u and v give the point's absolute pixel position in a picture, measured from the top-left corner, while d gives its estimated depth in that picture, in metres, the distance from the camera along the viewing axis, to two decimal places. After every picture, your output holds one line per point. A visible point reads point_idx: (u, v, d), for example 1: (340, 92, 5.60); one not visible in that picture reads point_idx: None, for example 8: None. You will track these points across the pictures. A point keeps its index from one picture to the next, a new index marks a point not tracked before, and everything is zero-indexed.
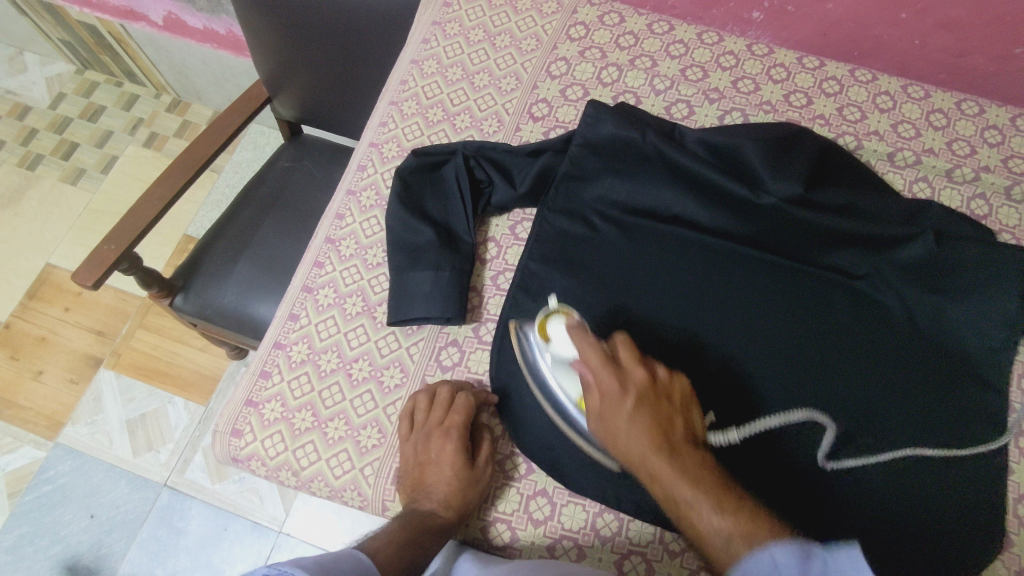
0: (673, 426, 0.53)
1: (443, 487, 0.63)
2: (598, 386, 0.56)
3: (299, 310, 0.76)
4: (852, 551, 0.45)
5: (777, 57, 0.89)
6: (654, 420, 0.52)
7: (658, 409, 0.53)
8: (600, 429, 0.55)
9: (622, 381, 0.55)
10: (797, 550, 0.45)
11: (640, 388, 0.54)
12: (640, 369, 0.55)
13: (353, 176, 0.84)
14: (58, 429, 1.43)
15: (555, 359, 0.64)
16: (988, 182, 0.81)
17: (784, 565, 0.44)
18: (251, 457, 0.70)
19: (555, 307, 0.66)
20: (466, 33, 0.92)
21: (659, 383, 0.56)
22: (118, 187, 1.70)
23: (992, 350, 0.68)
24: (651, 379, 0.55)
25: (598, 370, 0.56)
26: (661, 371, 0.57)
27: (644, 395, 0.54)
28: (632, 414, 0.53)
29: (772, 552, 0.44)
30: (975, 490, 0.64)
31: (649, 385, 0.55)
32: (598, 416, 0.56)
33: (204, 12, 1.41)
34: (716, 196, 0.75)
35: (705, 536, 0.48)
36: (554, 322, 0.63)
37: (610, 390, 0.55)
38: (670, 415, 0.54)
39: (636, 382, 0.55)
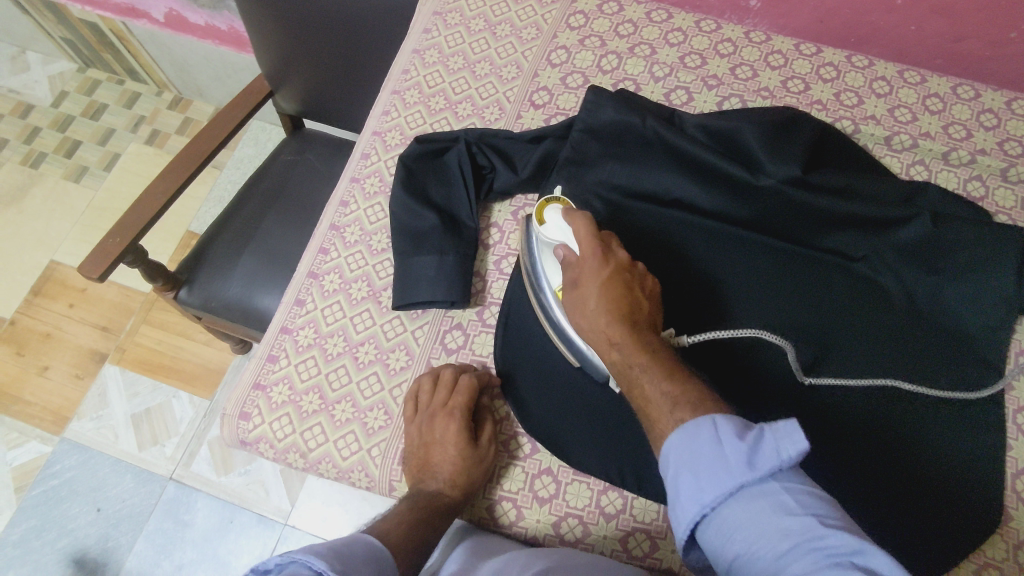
0: (640, 302, 0.58)
1: (448, 467, 0.64)
2: (580, 261, 0.61)
3: (304, 296, 0.77)
4: (793, 424, 0.45)
5: (775, 43, 0.90)
6: (626, 292, 0.58)
7: (631, 286, 0.59)
8: (572, 297, 0.60)
9: (605, 257, 0.60)
10: (737, 423, 0.47)
11: (619, 266, 0.60)
12: (624, 254, 0.61)
13: (357, 164, 0.85)
14: (63, 424, 1.44)
15: (545, 243, 0.67)
16: (985, 165, 0.82)
17: (716, 429, 0.47)
18: (260, 439, 0.71)
19: (555, 196, 0.69)
20: (467, 23, 0.93)
21: (637, 271, 0.61)
22: (121, 184, 1.71)
23: (989, 329, 0.69)
24: (631, 262, 0.61)
25: (584, 246, 0.61)
26: (640, 264, 0.62)
27: (621, 274, 0.59)
28: (606, 287, 0.58)
29: (710, 417, 0.47)
30: (973, 468, 0.65)
31: (627, 267, 0.60)
32: (573, 286, 0.60)
33: (205, 9, 1.42)
34: (716, 179, 0.76)
35: (648, 399, 0.52)
36: (551, 207, 0.67)
37: (591, 263, 0.60)
38: (640, 294, 0.59)
39: (618, 263, 0.60)
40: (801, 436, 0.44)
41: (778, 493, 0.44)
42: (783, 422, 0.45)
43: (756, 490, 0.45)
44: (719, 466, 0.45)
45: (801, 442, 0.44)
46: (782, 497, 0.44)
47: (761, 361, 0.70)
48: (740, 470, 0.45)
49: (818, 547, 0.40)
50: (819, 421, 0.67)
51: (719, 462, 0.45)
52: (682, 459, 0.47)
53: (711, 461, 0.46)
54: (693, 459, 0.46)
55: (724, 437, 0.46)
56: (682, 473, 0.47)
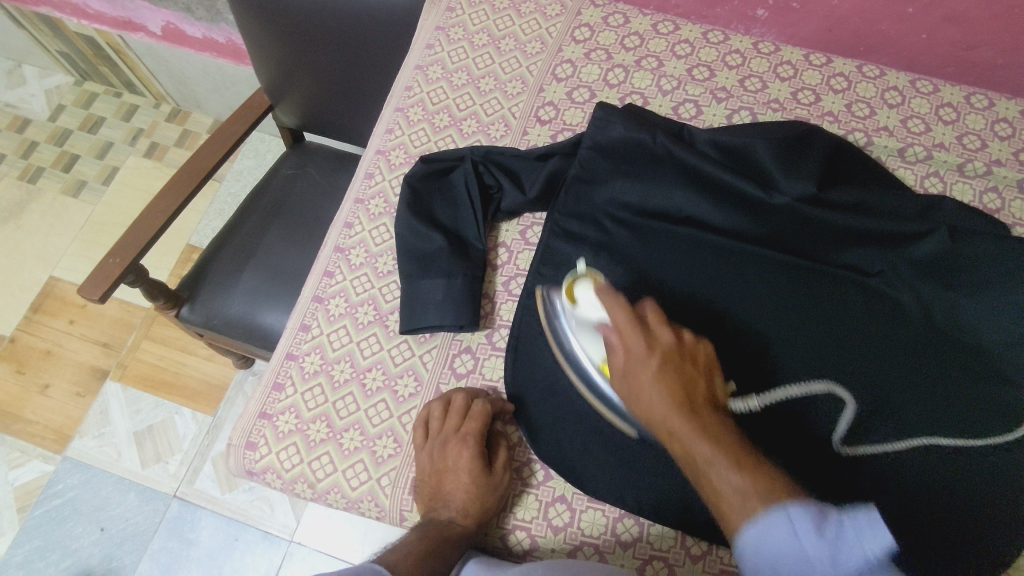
0: (695, 385, 0.53)
1: (461, 494, 0.62)
2: (624, 348, 0.56)
3: (310, 321, 0.75)
4: (872, 516, 0.45)
5: (784, 54, 0.89)
6: (679, 378, 0.53)
7: (682, 369, 0.54)
8: (625, 388, 0.55)
9: (647, 342, 0.55)
10: (812, 511, 0.44)
11: (666, 350, 0.55)
12: (667, 331, 0.56)
13: (361, 184, 0.84)
14: (65, 443, 1.42)
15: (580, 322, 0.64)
16: (1000, 176, 0.80)
17: (793, 523, 0.44)
18: (267, 470, 0.69)
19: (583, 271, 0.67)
20: (470, 38, 0.92)
21: (685, 346, 0.56)
22: (120, 198, 1.70)
23: (1007, 345, 0.67)
24: (678, 344, 0.56)
25: (625, 332, 0.57)
26: (687, 333, 0.57)
27: (668, 355, 0.54)
28: (655, 374, 0.53)
29: (784, 511, 0.44)
30: (998, 482, 0.63)
31: (674, 349, 0.55)
32: (623, 376, 0.56)
33: (203, 22, 1.41)
34: (728, 196, 0.75)
35: (719, 492, 0.47)
36: (582, 285, 0.64)
37: (636, 350, 0.55)
38: (692, 374, 0.54)
39: (662, 343, 0.55)
40: (880, 526, 0.45)
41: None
42: (862, 513, 0.45)
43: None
44: (801, 562, 0.43)
45: (877, 531, 0.45)
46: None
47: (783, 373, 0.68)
48: (823, 564, 0.44)
49: None
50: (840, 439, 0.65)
51: (801, 560, 0.43)
52: (761, 557, 0.44)
53: (795, 562, 0.43)
54: (780, 564, 0.44)
55: (804, 531, 0.44)
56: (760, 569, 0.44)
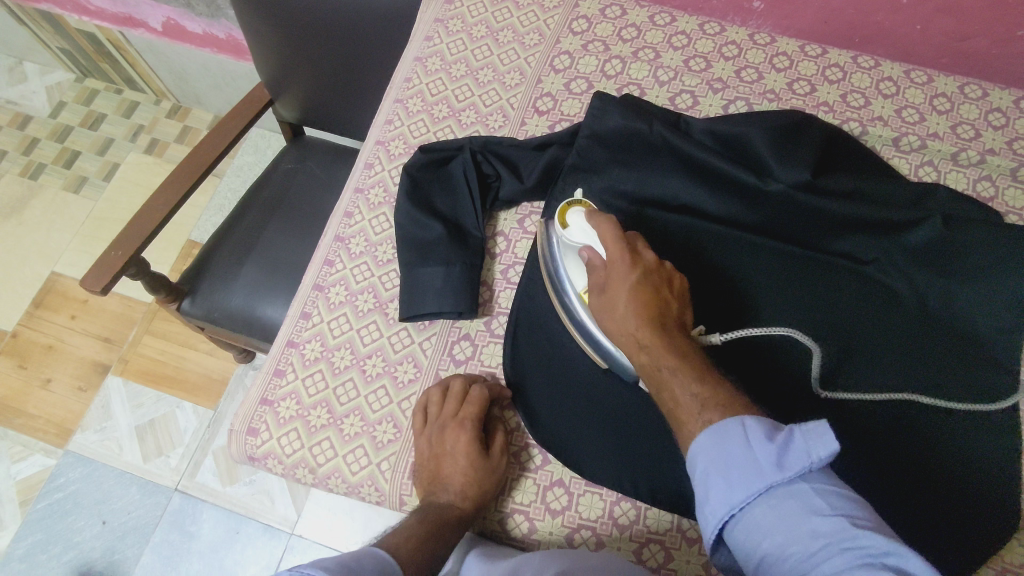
0: (668, 306, 0.58)
1: (459, 478, 0.63)
2: (608, 265, 0.60)
3: (310, 309, 0.76)
4: (821, 425, 0.47)
5: (780, 45, 0.90)
6: (654, 297, 0.58)
7: (659, 290, 0.58)
8: (602, 301, 0.60)
9: (632, 261, 0.59)
10: (765, 425, 0.48)
11: (647, 270, 0.59)
12: (650, 256, 0.60)
13: (361, 174, 0.84)
14: (67, 436, 1.43)
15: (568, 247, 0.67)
16: (994, 165, 0.81)
17: (746, 431, 0.48)
18: (268, 455, 0.70)
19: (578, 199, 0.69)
20: (469, 30, 0.92)
21: (664, 270, 0.60)
22: (121, 194, 1.70)
23: (1000, 331, 0.68)
24: (658, 266, 0.60)
25: (612, 250, 0.60)
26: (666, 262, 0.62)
27: (648, 276, 0.59)
28: (634, 292, 0.58)
29: (739, 419, 0.49)
30: (989, 463, 0.64)
31: (654, 270, 0.60)
32: (603, 291, 0.60)
33: (203, 17, 1.42)
34: (724, 185, 0.75)
35: (678, 402, 0.53)
36: (574, 210, 0.66)
37: (620, 266, 0.59)
38: (667, 296, 0.59)
39: (644, 266, 0.60)
40: (831, 437, 0.46)
41: (808, 494, 0.46)
42: (814, 423, 0.47)
43: (784, 489, 0.47)
44: (749, 466, 0.47)
45: (830, 442, 0.46)
46: (813, 499, 0.45)
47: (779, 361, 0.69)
48: (771, 471, 0.47)
49: (848, 545, 0.42)
50: (835, 427, 0.66)
51: (750, 464, 0.47)
52: (712, 461, 0.49)
53: (743, 464, 0.48)
54: (729, 465, 0.48)
55: (754, 438, 0.48)
56: (711, 474, 0.49)
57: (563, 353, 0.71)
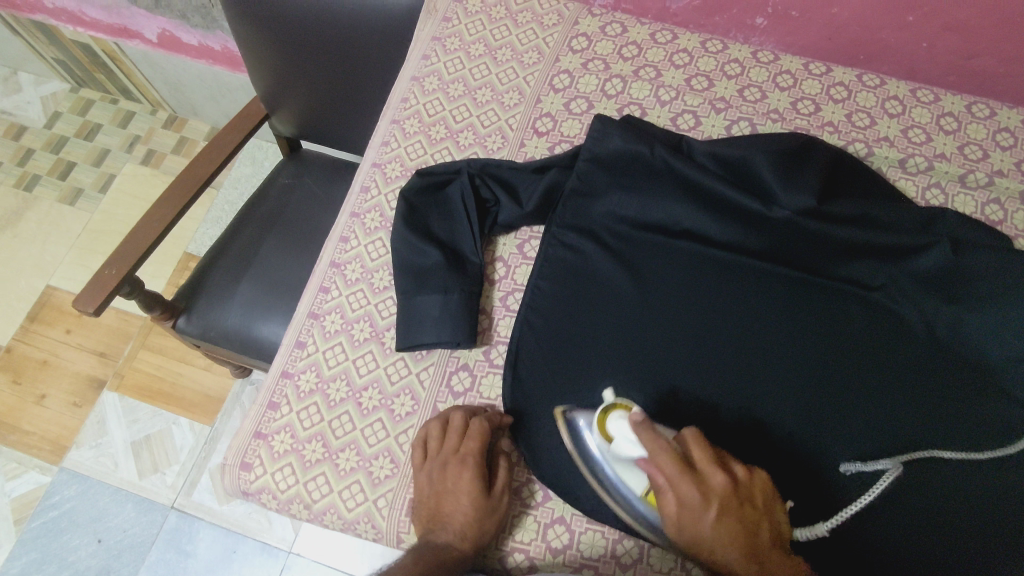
0: (759, 535, 0.51)
1: (460, 517, 0.61)
2: (676, 498, 0.52)
3: (305, 338, 0.75)
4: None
5: (783, 63, 0.88)
6: (743, 531, 0.51)
7: (743, 519, 0.51)
8: (680, 538, 0.52)
9: (704, 494, 0.51)
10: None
11: (724, 498, 0.51)
12: (721, 476, 0.52)
13: (357, 198, 0.83)
14: (62, 453, 1.41)
15: (616, 457, 0.58)
16: (1003, 187, 0.79)
17: None
18: (262, 490, 0.68)
19: (613, 401, 0.60)
20: (466, 48, 0.91)
21: (739, 484, 0.53)
22: (117, 206, 1.69)
23: (1012, 361, 0.66)
24: (733, 486, 0.52)
25: (677, 484, 0.51)
26: (736, 467, 0.54)
27: (728, 506, 0.51)
28: (720, 531, 0.50)
29: None
30: (1000, 501, 0.62)
31: (731, 492, 0.52)
32: (678, 527, 0.52)
33: (199, 29, 1.40)
34: (728, 212, 0.74)
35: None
36: (615, 419, 0.57)
37: (693, 504, 0.51)
38: (754, 521, 0.51)
39: (719, 493, 0.51)
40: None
41: None
42: None
43: None
44: None
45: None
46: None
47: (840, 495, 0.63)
48: None
49: None
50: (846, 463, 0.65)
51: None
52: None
53: None
54: None
55: None
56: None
57: (564, 387, 0.69)
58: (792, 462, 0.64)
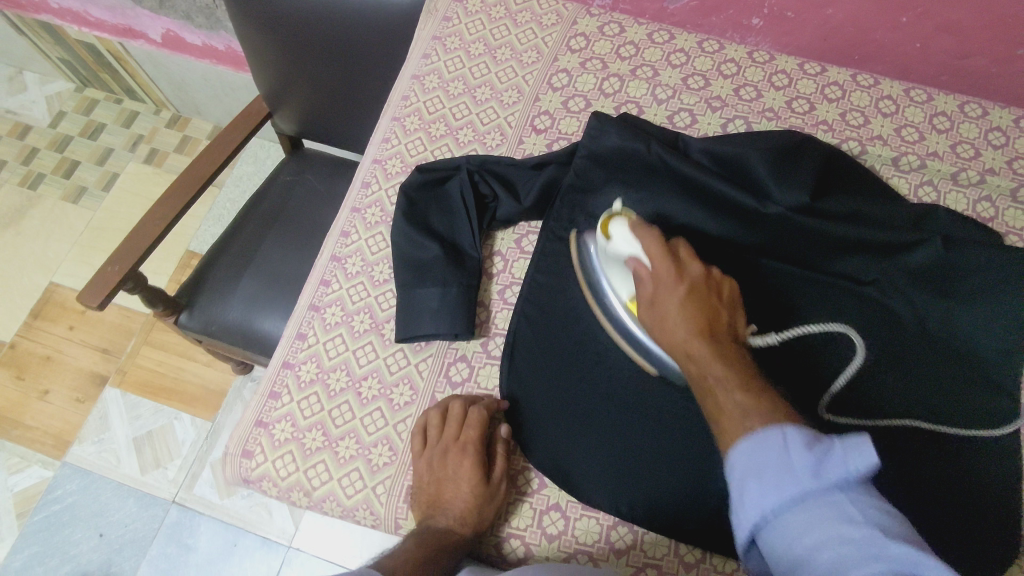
0: (717, 314, 0.58)
1: (459, 503, 0.62)
2: (655, 275, 0.62)
3: (306, 330, 0.76)
4: (863, 439, 0.43)
5: (779, 63, 0.89)
6: (703, 306, 0.58)
7: (707, 300, 0.58)
8: (649, 315, 0.61)
9: (678, 270, 0.60)
10: (806, 436, 0.46)
11: (696, 280, 0.59)
12: (697, 267, 0.60)
13: (358, 193, 0.84)
14: (64, 448, 1.43)
15: (613, 258, 0.69)
16: (994, 185, 0.80)
17: (784, 441, 0.45)
18: (263, 478, 0.70)
19: (619, 210, 0.71)
20: (467, 47, 0.92)
21: (712, 280, 0.60)
22: (120, 205, 1.70)
23: (1000, 353, 0.68)
24: (706, 278, 0.60)
25: (658, 262, 0.62)
26: (715, 272, 0.62)
27: (696, 287, 0.59)
28: (682, 300, 0.58)
29: (779, 429, 0.46)
30: (993, 485, 0.64)
31: (703, 280, 0.60)
32: (651, 305, 0.61)
33: (202, 29, 1.42)
34: (723, 207, 0.75)
35: (721, 408, 0.51)
36: (618, 222, 0.68)
37: (667, 277, 0.60)
38: (716, 305, 0.58)
39: (691, 277, 0.60)
40: (868, 449, 0.43)
41: (842, 503, 0.42)
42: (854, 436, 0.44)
43: (821, 496, 0.43)
44: (785, 478, 0.44)
45: (870, 455, 0.43)
46: (848, 506, 0.42)
47: (827, 371, 0.69)
48: (806, 480, 0.43)
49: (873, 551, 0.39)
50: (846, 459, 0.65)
51: (785, 470, 0.44)
52: (745, 465, 0.46)
53: (776, 469, 0.44)
54: (763, 469, 0.45)
55: (792, 447, 0.45)
56: (744, 478, 0.46)
57: (562, 381, 0.70)
58: (762, 296, 0.72)
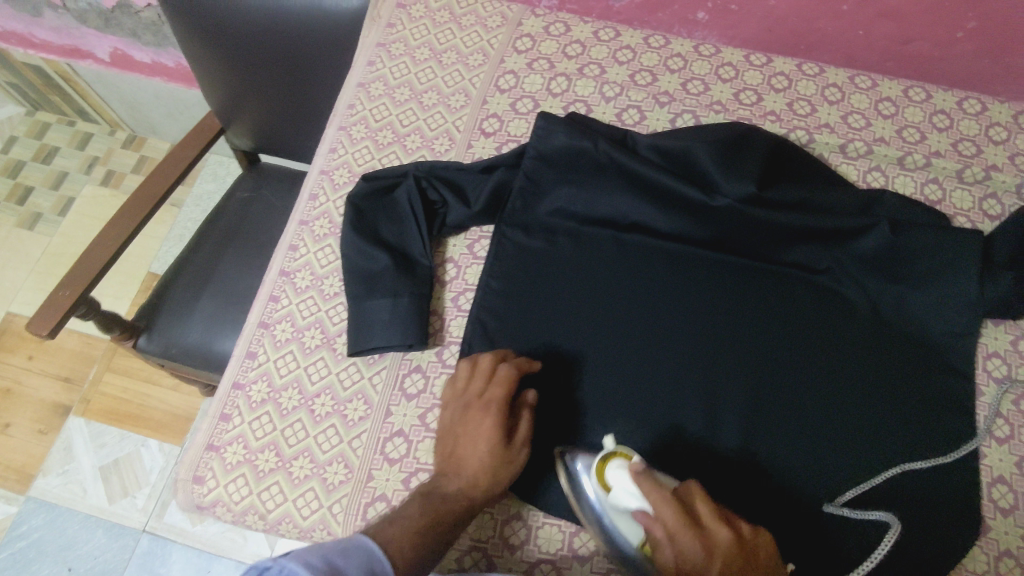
0: None
1: (472, 462, 0.58)
2: (679, 552, 0.50)
3: (256, 348, 0.74)
4: None
5: (724, 55, 0.90)
6: None
7: None
8: None
9: (706, 546, 0.49)
10: None
11: (728, 554, 0.48)
12: (723, 532, 0.49)
13: (305, 205, 0.82)
14: (29, 482, 1.39)
15: (613, 508, 0.59)
16: (940, 167, 0.81)
17: None
18: (216, 503, 0.68)
19: (612, 449, 0.60)
20: (412, 53, 0.91)
21: (745, 543, 0.50)
22: (77, 229, 1.66)
23: (956, 336, 0.69)
24: (739, 543, 0.49)
25: (682, 536, 0.50)
26: (743, 524, 0.51)
27: (731, 564, 0.48)
28: None
29: None
30: (953, 470, 0.65)
31: (736, 552, 0.49)
32: None
33: (151, 46, 1.39)
34: (674, 204, 0.75)
35: None
36: (618, 469, 0.58)
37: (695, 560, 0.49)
38: None
39: (722, 549, 0.49)
40: None
41: None
42: None
43: None
44: None
45: None
46: None
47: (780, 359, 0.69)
48: None
49: None
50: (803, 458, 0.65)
51: None
52: None
53: None
54: None
55: None
56: None
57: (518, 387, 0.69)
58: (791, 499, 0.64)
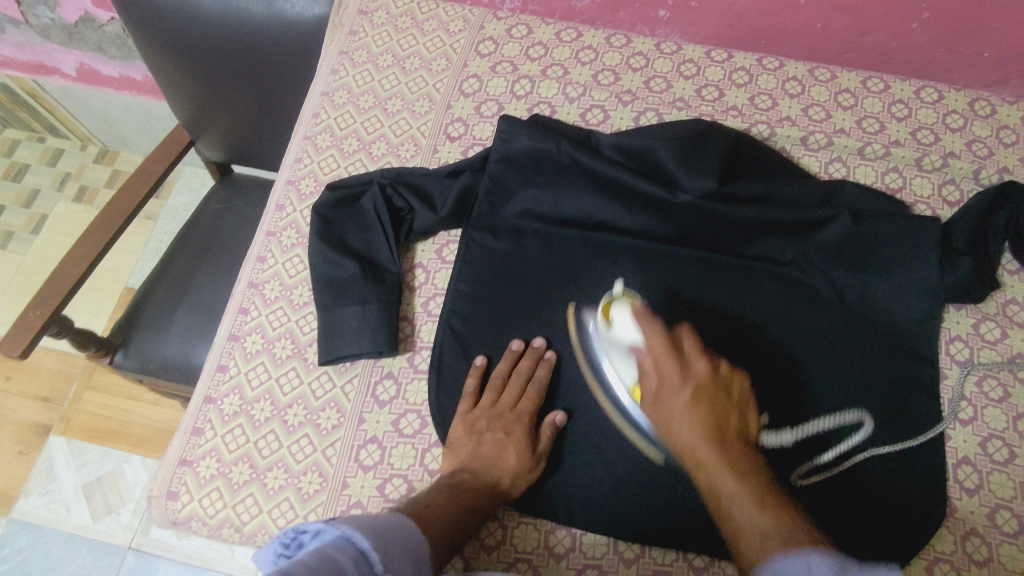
0: (727, 420, 0.53)
1: (495, 461, 0.63)
2: (660, 376, 0.56)
3: (226, 360, 0.74)
4: None
5: (686, 52, 0.90)
6: (714, 411, 0.53)
7: (716, 404, 0.53)
8: (654, 414, 0.56)
9: (684, 371, 0.55)
10: None
11: (700, 381, 0.55)
12: (702, 363, 0.56)
13: (272, 217, 0.82)
14: (11, 504, 1.37)
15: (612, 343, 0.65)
16: (899, 157, 0.82)
17: None
18: (191, 518, 0.68)
19: (618, 292, 0.67)
20: (375, 60, 0.92)
21: (721, 378, 0.56)
22: (52, 246, 1.65)
23: (919, 322, 0.70)
24: (713, 375, 0.55)
25: (663, 362, 0.56)
26: (723, 365, 0.57)
27: (704, 389, 0.54)
28: (692, 404, 0.53)
29: None
30: (921, 454, 0.66)
31: (710, 381, 0.55)
32: (654, 403, 0.56)
33: (117, 60, 1.38)
34: (638, 202, 0.76)
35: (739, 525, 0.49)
36: (619, 307, 0.64)
37: (673, 381, 0.55)
38: (727, 410, 0.54)
39: (698, 376, 0.55)
40: None
41: None
42: None
43: None
44: None
45: None
46: None
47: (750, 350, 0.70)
48: None
49: None
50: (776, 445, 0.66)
51: None
52: None
53: None
54: None
55: None
56: None
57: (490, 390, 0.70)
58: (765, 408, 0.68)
